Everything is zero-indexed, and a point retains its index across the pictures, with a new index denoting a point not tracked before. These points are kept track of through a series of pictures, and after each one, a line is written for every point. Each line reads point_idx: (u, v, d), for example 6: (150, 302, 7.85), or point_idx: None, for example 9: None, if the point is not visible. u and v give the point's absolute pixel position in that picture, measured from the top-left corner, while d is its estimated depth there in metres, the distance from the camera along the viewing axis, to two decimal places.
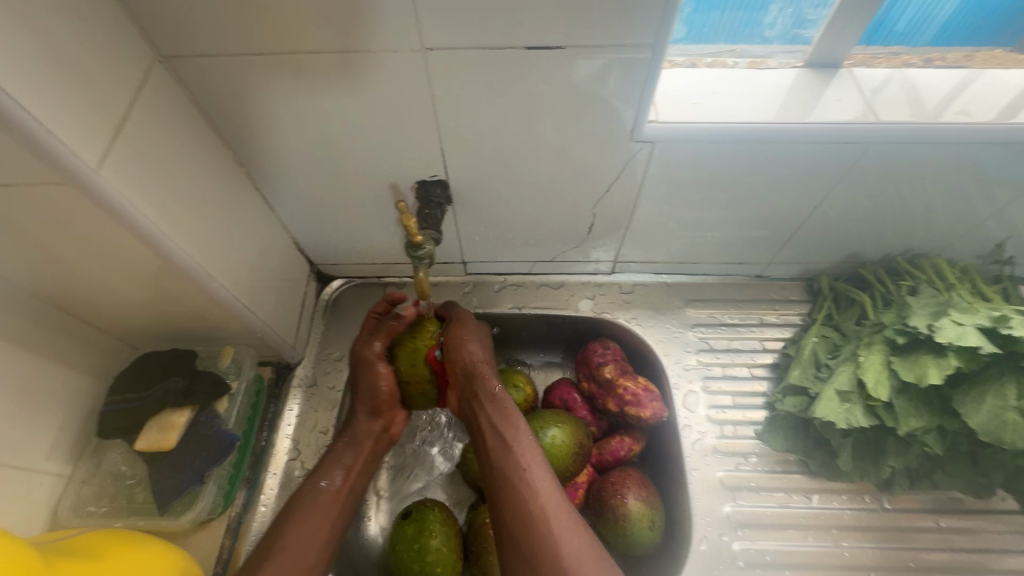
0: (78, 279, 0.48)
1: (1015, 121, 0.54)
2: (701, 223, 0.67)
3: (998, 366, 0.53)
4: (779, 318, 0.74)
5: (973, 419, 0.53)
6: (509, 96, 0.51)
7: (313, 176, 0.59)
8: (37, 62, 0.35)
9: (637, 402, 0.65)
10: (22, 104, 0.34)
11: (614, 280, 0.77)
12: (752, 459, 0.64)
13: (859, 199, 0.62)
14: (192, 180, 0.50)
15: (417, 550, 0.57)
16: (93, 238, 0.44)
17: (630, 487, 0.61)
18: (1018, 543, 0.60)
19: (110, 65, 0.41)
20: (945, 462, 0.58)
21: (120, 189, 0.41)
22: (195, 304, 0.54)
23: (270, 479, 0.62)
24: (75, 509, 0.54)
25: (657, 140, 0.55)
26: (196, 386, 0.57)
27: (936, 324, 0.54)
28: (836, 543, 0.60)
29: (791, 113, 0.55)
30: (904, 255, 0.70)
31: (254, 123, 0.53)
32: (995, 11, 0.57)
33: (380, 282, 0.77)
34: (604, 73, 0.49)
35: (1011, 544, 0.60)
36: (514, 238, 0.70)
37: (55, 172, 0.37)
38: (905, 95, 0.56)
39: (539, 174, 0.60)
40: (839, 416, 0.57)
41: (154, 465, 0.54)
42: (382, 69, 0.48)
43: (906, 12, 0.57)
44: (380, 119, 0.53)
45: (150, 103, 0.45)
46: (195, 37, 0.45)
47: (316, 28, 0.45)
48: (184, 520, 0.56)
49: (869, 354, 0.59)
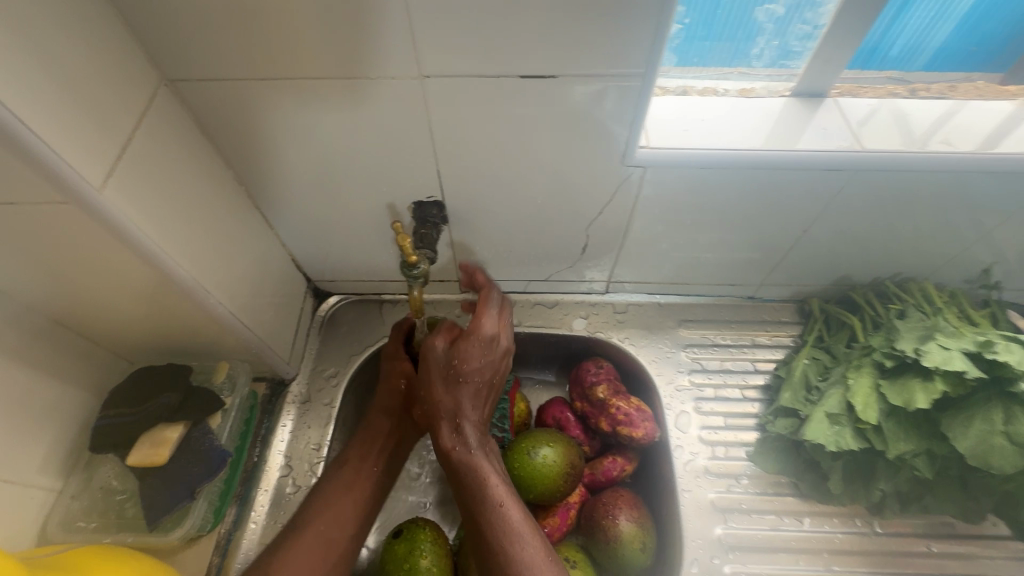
0: (75, 293, 0.49)
1: (997, 151, 0.55)
2: (695, 245, 0.68)
3: (985, 392, 0.53)
4: (771, 339, 0.74)
5: (962, 443, 0.53)
6: (506, 120, 0.52)
7: (312, 195, 0.61)
8: (47, 85, 0.36)
9: (630, 421, 0.66)
10: (33, 129, 0.35)
11: (608, 299, 0.77)
12: (744, 481, 0.64)
13: (847, 223, 0.63)
14: (192, 198, 0.51)
15: (407, 569, 0.58)
16: (91, 254, 0.44)
17: (622, 508, 0.61)
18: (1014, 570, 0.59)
19: (115, 87, 0.42)
20: (935, 486, 0.58)
21: (120, 206, 0.42)
22: (192, 319, 0.55)
23: (261, 496, 0.62)
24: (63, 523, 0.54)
25: (647, 164, 0.56)
26: (190, 402, 0.56)
27: (923, 348, 0.55)
28: (827, 567, 0.59)
29: (779, 140, 0.56)
30: (892, 279, 0.71)
31: (257, 145, 0.54)
32: (985, 38, 0.58)
33: (377, 299, 0.78)
34: (598, 100, 0.50)
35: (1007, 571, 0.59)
36: (509, 258, 0.71)
37: (58, 192, 0.38)
38: (890, 124, 0.58)
39: (534, 196, 0.61)
40: (828, 439, 0.57)
41: (144, 481, 0.52)
42: (380, 94, 0.50)
43: (901, 38, 0.58)
44: (377, 140, 0.54)
45: (153, 125, 0.46)
46: (199, 62, 0.47)
47: (316, 54, 0.46)
48: (172, 537, 0.55)
49: (858, 377, 0.59)
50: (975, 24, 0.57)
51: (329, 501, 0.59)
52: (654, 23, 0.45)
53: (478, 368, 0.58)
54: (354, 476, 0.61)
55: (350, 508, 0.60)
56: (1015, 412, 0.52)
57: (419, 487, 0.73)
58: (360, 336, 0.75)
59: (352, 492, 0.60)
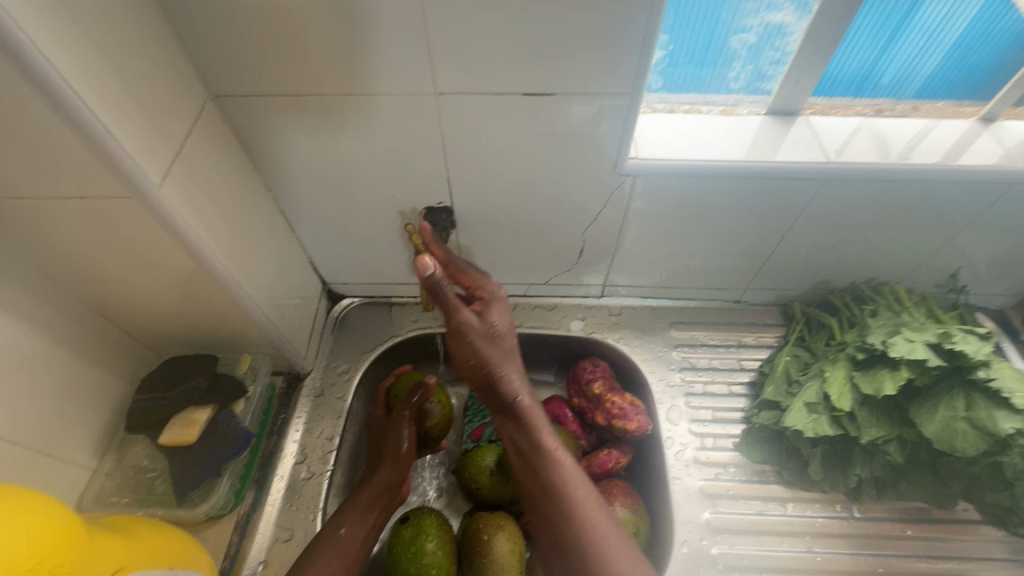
0: (121, 284, 0.54)
1: (955, 164, 0.61)
2: (683, 251, 0.74)
3: (948, 381, 0.58)
4: (756, 340, 0.79)
5: (927, 429, 0.57)
6: (511, 133, 0.58)
7: (332, 201, 0.66)
8: (122, 95, 0.42)
9: (624, 415, 0.70)
10: (112, 131, 0.41)
11: (604, 302, 0.83)
12: (730, 469, 0.68)
13: (822, 229, 0.69)
14: (230, 201, 0.56)
15: (413, 552, 0.62)
16: (143, 247, 0.50)
17: (617, 496, 0.65)
18: (987, 551, 0.63)
19: (173, 100, 0.49)
20: (908, 472, 0.62)
21: (175, 202, 0.48)
22: (222, 313, 0.60)
23: (278, 481, 0.66)
24: (97, 498, 0.58)
25: (637, 173, 0.62)
26: (218, 386, 0.60)
27: (890, 341, 0.60)
28: (809, 549, 0.63)
29: (757, 153, 0.62)
30: (868, 283, 0.76)
31: (286, 156, 0.61)
32: (974, 68, 0.63)
33: (387, 301, 0.83)
34: (594, 114, 0.56)
35: (980, 552, 0.63)
36: (511, 262, 0.76)
37: (125, 188, 0.44)
38: (857, 140, 0.64)
39: (535, 206, 0.67)
40: (806, 426, 0.62)
41: (175, 459, 0.57)
42: (400, 108, 0.56)
43: (891, 68, 0.63)
44: (395, 151, 0.60)
45: (200, 133, 0.52)
46: (242, 80, 0.53)
47: (345, 73, 0.53)
48: (198, 511, 0.58)
49: (833, 369, 0.64)
50: (963, 56, 0.62)
51: (324, 559, 0.56)
52: (640, 49, 0.51)
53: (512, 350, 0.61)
54: (350, 542, 0.59)
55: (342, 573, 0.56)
56: (975, 399, 0.56)
57: (425, 479, 0.77)
58: (369, 336, 0.80)
59: (344, 557, 0.57)
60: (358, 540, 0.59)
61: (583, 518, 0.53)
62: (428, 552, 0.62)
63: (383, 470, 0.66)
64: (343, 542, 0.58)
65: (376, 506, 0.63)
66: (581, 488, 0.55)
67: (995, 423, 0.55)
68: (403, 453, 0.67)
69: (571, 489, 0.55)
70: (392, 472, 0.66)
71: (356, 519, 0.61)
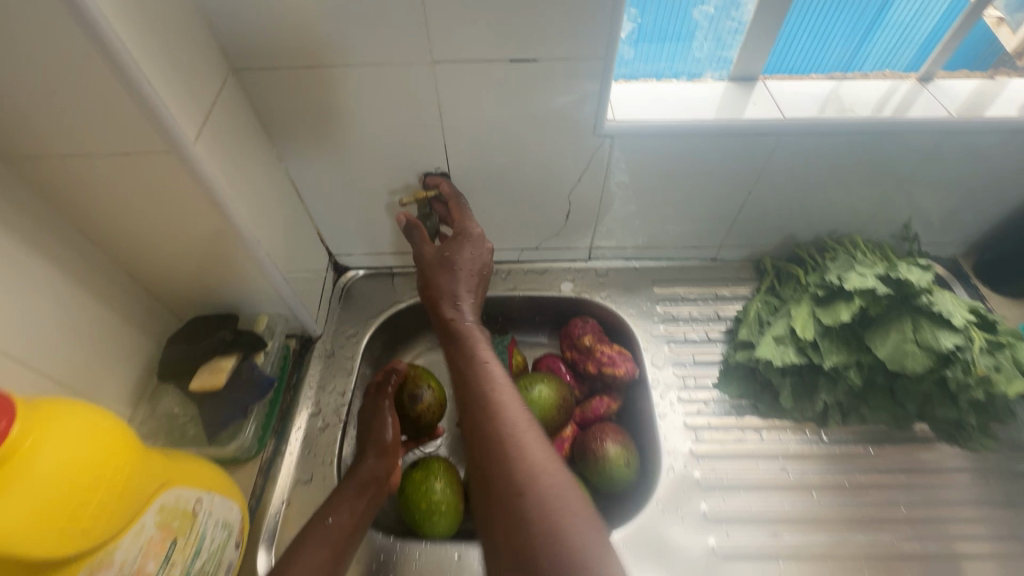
0: (154, 242, 0.59)
1: (903, 116, 0.68)
2: (661, 211, 0.80)
3: (897, 308, 0.65)
4: (731, 293, 0.86)
5: (881, 351, 0.64)
6: (502, 99, 0.65)
7: (339, 171, 0.73)
8: (160, 59, 0.47)
9: (612, 362, 0.77)
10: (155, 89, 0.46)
11: (591, 265, 0.89)
12: (710, 404, 0.75)
13: (785, 184, 0.76)
14: (249, 165, 0.62)
15: (422, 492, 0.65)
16: (176, 202, 0.55)
17: (609, 434, 0.71)
18: (954, 462, 0.69)
19: (201, 68, 0.54)
20: (868, 396, 0.69)
21: (205, 158, 0.53)
22: (242, 272, 0.65)
23: (296, 431, 0.72)
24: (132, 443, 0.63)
25: (614, 134, 0.68)
26: (242, 338, 0.66)
27: (845, 277, 0.68)
28: (783, 468, 0.68)
29: (724, 112, 0.69)
30: (830, 235, 0.83)
31: (298, 126, 0.67)
32: (919, 44, 0.71)
33: (390, 272, 0.89)
34: (576, 77, 0.63)
35: (947, 463, 0.68)
36: (505, 228, 0.83)
37: (164, 141, 0.49)
38: (812, 98, 0.71)
39: (525, 168, 0.73)
40: (774, 355, 0.69)
41: (204, 403, 0.63)
42: (401, 77, 0.62)
43: (845, 45, 0.71)
44: (398, 119, 0.66)
45: (225, 102, 0.58)
46: (260, 54, 0.59)
47: (353, 45, 0.59)
48: (228, 450, 0.64)
49: (798, 307, 0.71)
50: (909, 32, 0.70)
51: (309, 550, 0.57)
52: (612, 15, 0.58)
53: (472, 284, 0.63)
54: (337, 533, 0.59)
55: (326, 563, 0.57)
56: (921, 322, 0.63)
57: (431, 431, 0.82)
58: (375, 302, 0.86)
59: (330, 546, 0.58)
60: (345, 530, 0.59)
61: (525, 467, 0.45)
62: (438, 491, 0.65)
63: (368, 460, 0.65)
64: (331, 530, 0.59)
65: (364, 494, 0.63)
66: (527, 439, 0.47)
67: (937, 341, 0.62)
68: (388, 442, 0.66)
69: (523, 428, 0.48)
70: (378, 462, 0.65)
71: (346, 508, 0.61)
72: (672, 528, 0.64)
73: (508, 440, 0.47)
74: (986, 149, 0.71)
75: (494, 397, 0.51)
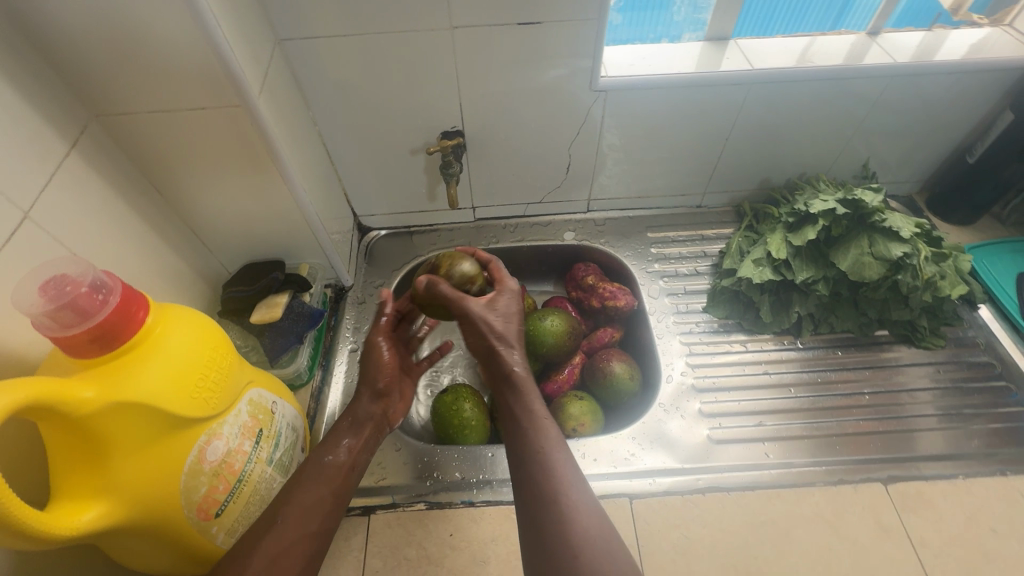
0: (217, 193, 0.68)
1: (860, 64, 0.78)
2: (651, 161, 0.91)
3: (855, 227, 0.76)
4: (716, 233, 0.97)
5: (843, 264, 0.75)
6: (513, 61, 0.74)
7: (367, 133, 0.82)
8: (232, 27, 0.56)
9: (613, 295, 0.86)
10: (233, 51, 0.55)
11: (589, 216, 0.99)
12: (700, 325, 0.85)
13: (758, 131, 0.87)
14: (294, 125, 0.71)
15: (453, 413, 0.72)
16: (241, 154, 0.64)
17: (614, 356, 0.81)
18: (910, 358, 0.80)
19: (258, 37, 0.63)
20: (835, 307, 0.80)
21: (267, 113, 0.62)
22: (291, 222, 0.74)
23: (339, 364, 0.81)
24: None
25: (608, 89, 0.78)
26: (291, 278, 0.76)
27: (810, 204, 0.78)
28: (765, 371, 0.79)
29: (703, 66, 0.79)
30: (800, 177, 0.94)
31: (332, 92, 0.75)
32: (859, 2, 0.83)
33: (409, 231, 0.99)
34: (578, 38, 0.72)
35: (904, 360, 0.80)
36: (513, 183, 0.92)
37: (237, 97, 0.58)
38: (778, 52, 0.81)
39: (532, 124, 0.83)
40: (754, 275, 0.79)
41: (264, 335, 0.71)
42: (425, 43, 0.70)
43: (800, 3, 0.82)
44: (421, 82, 0.75)
45: (275, 67, 0.67)
46: (301, 26, 0.67)
47: (383, 16, 0.67)
48: (288, 371, 0.74)
49: (772, 235, 0.82)
50: None
51: (307, 484, 0.57)
52: None
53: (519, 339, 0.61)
54: (335, 468, 0.60)
55: (325, 498, 0.57)
56: (876, 237, 0.74)
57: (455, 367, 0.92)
58: (398, 257, 0.96)
59: (327, 482, 0.58)
60: (342, 467, 0.60)
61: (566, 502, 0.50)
62: (467, 412, 0.72)
63: (363, 399, 0.67)
64: (329, 466, 0.60)
65: (362, 430, 0.65)
66: (563, 456, 0.53)
67: (889, 251, 0.73)
68: (382, 383, 0.68)
69: (558, 453, 0.53)
70: (373, 403, 0.67)
71: (344, 444, 0.62)
72: (670, 423, 0.74)
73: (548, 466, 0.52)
74: (932, 91, 0.82)
75: (536, 428, 0.55)
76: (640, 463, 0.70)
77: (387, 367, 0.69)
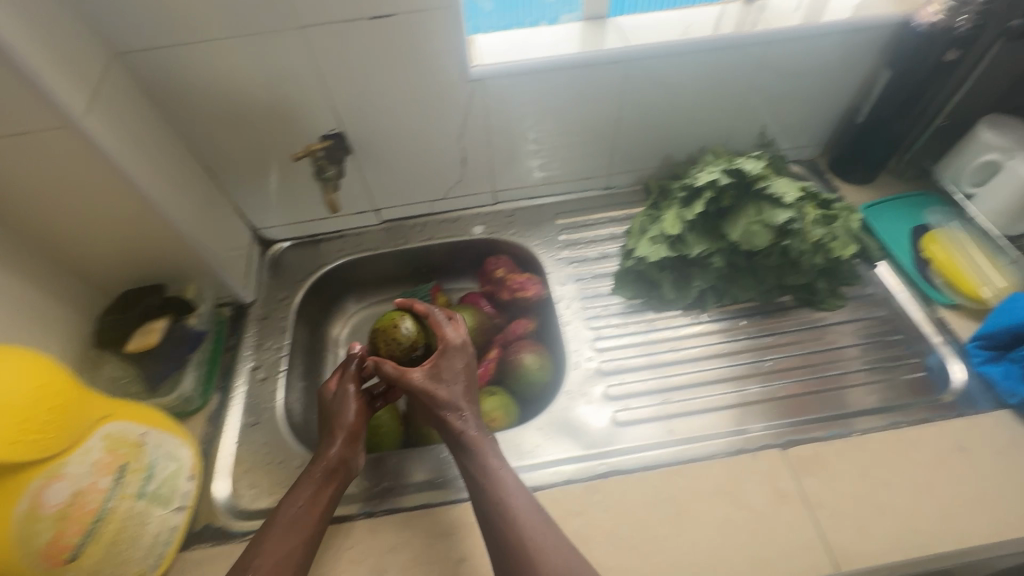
0: (64, 219, 0.65)
1: (734, 32, 0.78)
2: (548, 147, 0.89)
3: (742, 197, 0.77)
4: (624, 214, 0.96)
5: (732, 235, 0.76)
6: (376, 55, 0.71)
7: (241, 143, 0.78)
8: (36, 43, 0.53)
9: (522, 287, 0.86)
10: (38, 69, 0.52)
11: (498, 209, 0.98)
12: (609, 306, 0.85)
13: (650, 108, 0.86)
14: (148, 141, 0.68)
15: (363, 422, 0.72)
16: (80, 177, 0.61)
17: (523, 348, 0.80)
18: (812, 322, 0.81)
19: (81, 52, 0.59)
20: (736, 278, 0.81)
21: (99, 132, 0.59)
22: (159, 243, 0.71)
23: (239, 383, 0.78)
24: None
25: (482, 78, 0.76)
26: (171, 303, 0.74)
27: (698, 177, 0.78)
28: (672, 347, 0.80)
29: (579, 45, 0.78)
30: (700, 151, 0.94)
31: (190, 104, 0.72)
32: None
33: (313, 241, 0.96)
34: (436, 27, 0.69)
35: (806, 324, 0.81)
36: (411, 182, 0.90)
37: (55, 117, 0.55)
38: (658, 26, 0.80)
39: (414, 118, 0.80)
40: (650, 253, 0.79)
41: (141, 364, 0.68)
42: (277, 45, 0.68)
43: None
44: (284, 85, 0.72)
45: (112, 82, 0.63)
46: (138, 37, 0.64)
47: (223, 20, 0.64)
48: (168, 398, 0.72)
49: (667, 212, 0.82)
50: None
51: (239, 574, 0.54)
52: None
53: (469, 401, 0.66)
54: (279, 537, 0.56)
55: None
56: (761, 205, 0.75)
57: None
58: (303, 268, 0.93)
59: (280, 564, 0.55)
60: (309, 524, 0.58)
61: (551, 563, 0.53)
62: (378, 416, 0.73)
63: (330, 446, 0.63)
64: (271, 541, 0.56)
65: (329, 483, 0.61)
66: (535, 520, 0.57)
67: (773, 217, 0.73)
68: (354, 428, 0.65)
69: (535, 525, 0.56)
70: (345, 449, 0.64)
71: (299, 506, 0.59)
72: (575, 412, 0.74)
73: (527, 537, 0.55)
74: (811, 54, 0.82)
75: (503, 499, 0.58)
76: (543, 455, 0.70)
77: (348, 419, 0.65)
